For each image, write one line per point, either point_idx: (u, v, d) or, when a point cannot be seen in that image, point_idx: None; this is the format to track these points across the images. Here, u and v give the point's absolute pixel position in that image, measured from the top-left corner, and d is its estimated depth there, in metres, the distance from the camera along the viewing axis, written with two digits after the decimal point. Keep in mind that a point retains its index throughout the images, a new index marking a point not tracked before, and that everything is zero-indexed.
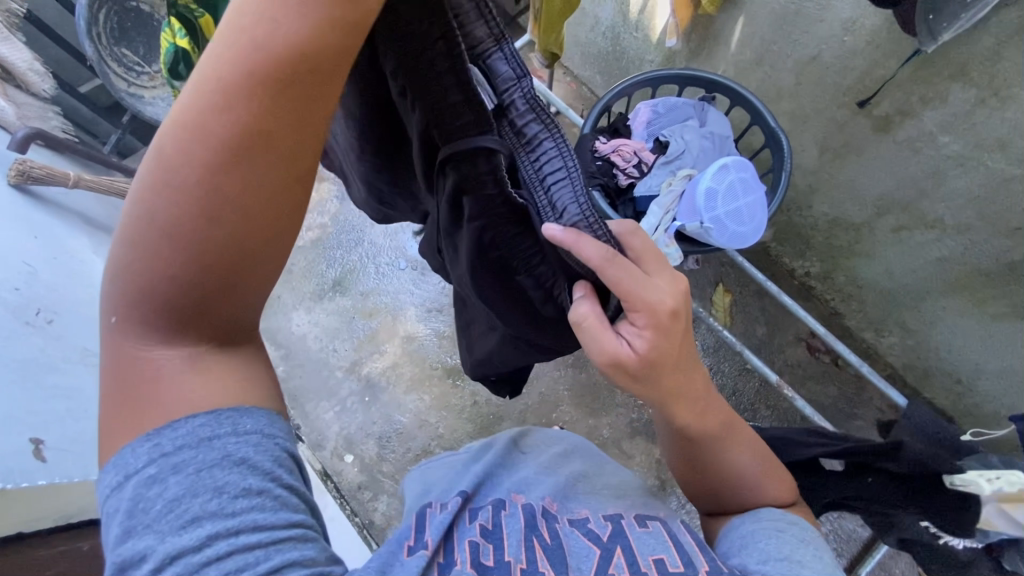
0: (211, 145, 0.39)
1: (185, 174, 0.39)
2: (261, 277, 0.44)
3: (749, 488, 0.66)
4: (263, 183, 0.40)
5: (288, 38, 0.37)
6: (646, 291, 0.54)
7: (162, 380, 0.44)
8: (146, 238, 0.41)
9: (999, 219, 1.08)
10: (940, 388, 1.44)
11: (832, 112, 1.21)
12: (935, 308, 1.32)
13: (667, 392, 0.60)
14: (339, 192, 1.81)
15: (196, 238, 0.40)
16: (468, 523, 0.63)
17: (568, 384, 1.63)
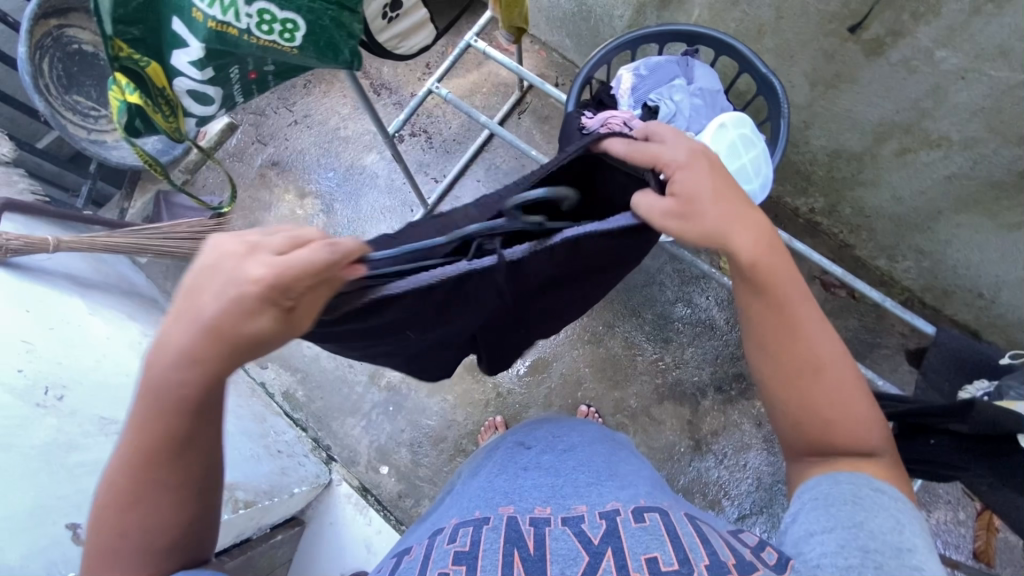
0: (138, 452, 0.50)
1: (129, 477, 0.50)
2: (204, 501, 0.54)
3: (843, 388, 0.62)
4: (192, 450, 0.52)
5: (154, 377, 0.49)
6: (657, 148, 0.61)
7: None
8: (112, 528, 0.51)
9: (1008, 128, 1.04)
10: (961, 305, 1.41)
11: (819, 42, 1.16)
12: (948, 227, 1.29)
13: (725, 219, 0.60)
14: (324, 206, 1.77)
15: (162, 488, 0.51)
16: (445, 547, 0.63)
17: (587, 360, 1.62)
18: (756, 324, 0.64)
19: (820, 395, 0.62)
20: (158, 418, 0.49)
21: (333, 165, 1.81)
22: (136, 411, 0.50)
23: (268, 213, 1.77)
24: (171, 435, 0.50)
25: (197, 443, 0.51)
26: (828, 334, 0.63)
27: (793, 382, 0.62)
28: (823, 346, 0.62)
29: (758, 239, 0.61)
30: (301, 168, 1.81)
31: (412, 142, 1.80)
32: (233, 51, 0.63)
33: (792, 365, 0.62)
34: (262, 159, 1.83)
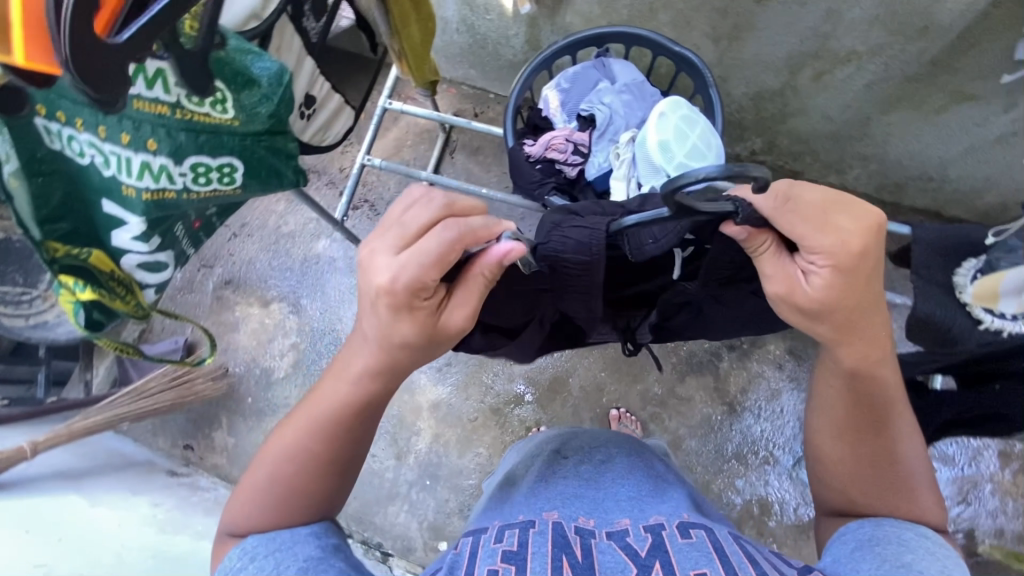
0: (344, 401, 0.69)
1: (326, 414, 0.69)
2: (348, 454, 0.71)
3: (895, 478, 0.69)
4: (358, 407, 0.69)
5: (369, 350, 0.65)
6: (823, 233, 0.56)
7: (284, 504, 0.69)
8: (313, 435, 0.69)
9: (906, 25, 1.09)
10: (917, 192, 1.52)
11: (710, 3, 1.20)
12: (881, 128, 1.35)
13: (841, 330, 0.62)
14: (291, 306, 1.73)
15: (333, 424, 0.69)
16: (492, 545, 0.64)
17: (601, 365, 1.61)
18: (831, 401, 0.71)
19: (875, 481, 0.70)
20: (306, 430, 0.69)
21: (286, 264, 1.76)
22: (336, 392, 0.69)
23: (237, 332, 1.73)
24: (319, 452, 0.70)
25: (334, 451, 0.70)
26: (905, 425, 0.70)
27: (852, 463, 0.71)
28: (900, 438, 0.70)
29: (873, 352, 0.65)
30: (255, 279, 1.76)
31: (358, 216, 1.77)
32: (166, 217, 0.79)
33: (865, 449, 0.70)
34: (214, 282, 1.78)
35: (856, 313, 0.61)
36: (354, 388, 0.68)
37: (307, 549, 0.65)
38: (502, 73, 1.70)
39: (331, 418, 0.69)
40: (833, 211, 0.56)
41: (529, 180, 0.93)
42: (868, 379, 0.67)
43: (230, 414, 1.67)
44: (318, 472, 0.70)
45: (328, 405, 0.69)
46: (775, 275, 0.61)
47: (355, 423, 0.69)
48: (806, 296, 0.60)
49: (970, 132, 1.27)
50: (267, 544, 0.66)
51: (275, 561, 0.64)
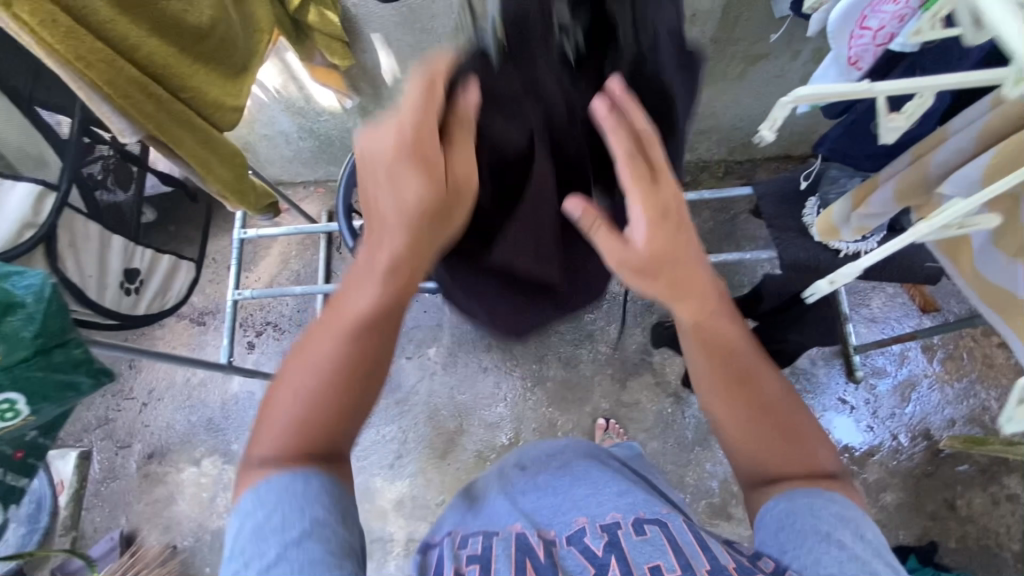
0: (356, 322, 0.59)
1: (330, 347, 0.59)
2: (366, 403, 0.61)
3: (787, 430, 0.64)
4: (381, 330, 0.60)
5: (388, 252, 0.58)
6: (638, 171, 0.58)
7: (268, 467, 0.56)
8: (321, 371, 0.58)
9: (678, 19, 1.18)
10: (761, 145, 1.64)
11: None
12: (704, 103, 1.46)
13: (672, 287, 0.62)
14: (223, 456, 1.65)
15: (335, 362, 0.58)
16: (456, 551, 0.64)
17: (546, 401, 1.62)
18: (697, 368, 0.67)
19: (766, 439, 0.64)
20: (320, 360, 0.59)
21: (207, 415, 1.68)
22: (350, 306, 0.60)
23: (175, 504, 1.62)
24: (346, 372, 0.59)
25: (348, 392, 0.59)
26: (776, 381, 0.67)
27: (745, 423, 0.64)
28: (773, 388, 0.66)
29: (704, 305, 0.64)
30: (179, 441, 1.67)
31: (266, 341, 1.73)
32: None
33: (749, 405, 0.64)
34: (135, 460, 1.67)
35: (680, 266, 0.62)
36: (371, 295, 0.59)
37: (296, 488, 0.55)
38: None
39: (341, 350, 0.59)
40: (646, 145, 0.58)
41: None
42: (715, 334, 0.65)
43: None
44: (331, 404, 0.58)
45: (339, 335, 0.59)
46: (602, 243, 0.61)
47: (372, 341, 0.60)
48: (636, 255, 0.60)
49: (775, 85, 1.39)
50: (267, 503, 0.54)
51: (282, 513, 0.53)
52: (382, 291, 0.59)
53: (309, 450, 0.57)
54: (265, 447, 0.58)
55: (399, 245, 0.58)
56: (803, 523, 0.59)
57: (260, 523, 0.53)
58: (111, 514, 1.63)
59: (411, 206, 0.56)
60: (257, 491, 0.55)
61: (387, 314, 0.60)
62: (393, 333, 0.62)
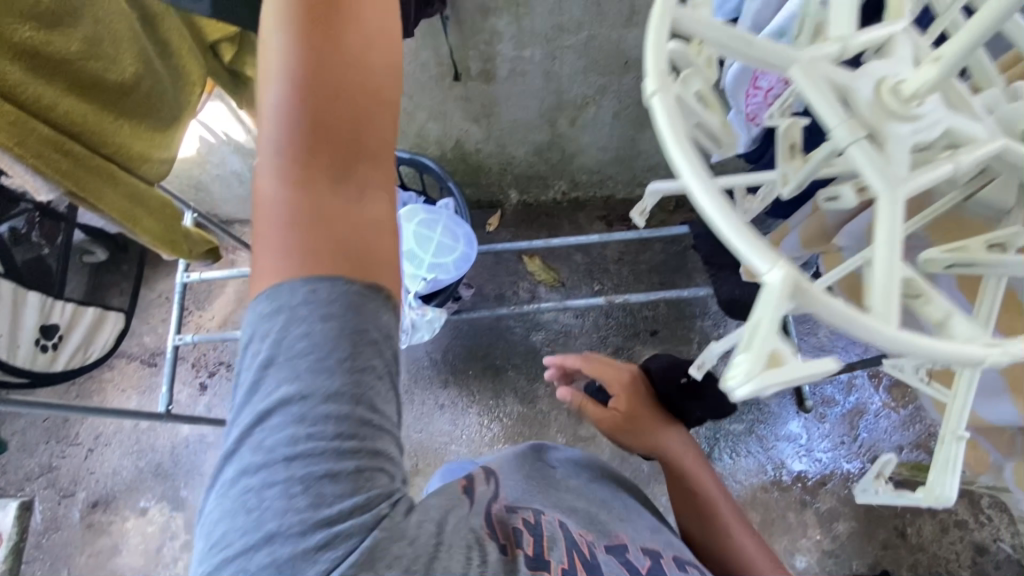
0: (308, 41, 0.46)
1: (306, 66, 0.46)
2: (369, 135, 0.48)
3: (731, 537, 0.90)
4: (359, 48, 0.47)
5: None
6: (608, 369, 1.04)
7: (273, 227, 0.45)
8: (291, 109, 0.46)
9: (611, 66, 1.23)
10: None
11: (452, 94, 1.30)
12: (647, 142, 1.51)
13: (645, 436, 1.00)
14: (172, 501, 1.60)
15: (299, 92, 0.46)
16: (511, 512, 0.61)
17: (503, 437, 1.61)
18: (670, 484, 1.00)
19: (720, 542, 0.90)
20: (278, 109, 0.46)
21: (155, 460, 1.64)
22: (287, 34, 0.47)
23: (120, 555, 1.56)
24: (318, 104, 0.46)
25: (336, 134, 0.47)
26: (726, 504, 0.94)
27: (698, 521, 0.93)
28: (724, 510, 0.93)
29: (673, 450, 1.00)
30: (126, 487, 1.62)
31: (218, 381, 1.70)
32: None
33: (703, 517, 0.93)
34: (79, 510, 1.61)
35: (645, 422, 1.00)
36: (314, 20, 0.47)
37: (305, 274, 0.44)
38: None
39: (310, 68, 0.46)
40: (605, 364, 1.05)
41: None
42: (682, 472, 0.98)
43: None
44: (318, 150, 0.46)
45: (295, 52, 0.46)
46: (597, 416, 1.01)
47: (340, 71, 0.47)
48: (615, 417, 1.00)
49: None
50: (281, 293, 0.44)
51: (296, 307, 0.43)
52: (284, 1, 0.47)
53: (312, 187, 0.46)
54: (270, 234, 0.45)
55: None
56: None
57: (275, 335, 0.43)
58: (51, 568, 1.56)
59: None
60: (274, 293, 0.44)
61: (343, 19, 0.47)
62: (372, 63, 0.48)
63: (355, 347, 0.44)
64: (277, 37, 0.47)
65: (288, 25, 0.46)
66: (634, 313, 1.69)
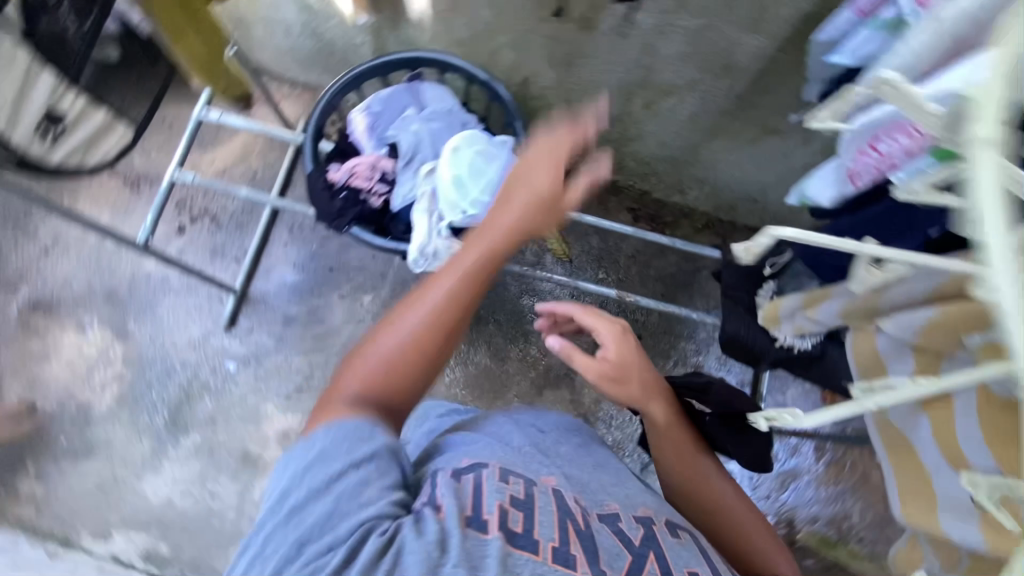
0: (463, 275, 0.74)
1: (459, 304, 0.73)
2: (459, 329, 0.75)
3: (734, 529, 0.87)
4: (475, 269, 0.75)
5: (508, 223, 0.77)
6: (591, 316, 0.86)
7: (358, 380, 0.71)
8: (437, 313, 0.73)
9: (712, 65, 1.16)
10: (746, 212, 1.66)
11: (541, 29, 1.21)
12: (709, 153, 1.46)
13: (642, 398, 0.86)
14: (116, 331, 1.54)
15: (437, 311, 0.73)
16: (497, 483, 0.66)
17: (462, 383, 1.63)
18: (667, 464, 0.91)
19: (723, 530, 0.87)
20: (434, 304, 0.73)
21: (110, 284, 1.56)
22: (469, 256, 0.75)
23: (48, 364, 1.51)
24: (447, 316, 0.73)
25: (453, 316, 0.73)
26: (723, 481, 0.90)
27: (704, 512, 0.88)
28: (721, 485, 0.90)
29: (669, 419, 0.89)
30: (72, 300, 1.55)
31: (198, 229, 1.63)
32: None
33: (707, 506, 0.88)
34: (18, 306, 1.54)
35: (643, 378, 0.86)
36: (478, 255, 0.76)
37: (348, 430, 0.64)
38: None
39: (446, 293, 0.73)
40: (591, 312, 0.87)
41: (325, 208, 0.86)
42: (678, 447, 0.90)
43: (39, 459, 1.46)
44: (435, 332, 0.72)
45: (458, 280, 0.74)
46: (585, 367, 0.83)
47: (476, 301, 0.75)
48: (607, 368, 0.83)
49: (779, 162, 1.39)
50: (332, 441, 0.64)
51: (337, 449, 0.63)
52: (515, 218, 0.77)
53: (394, 365, 0.71)
54: (369, 369, 0.71)
55: (513, 221, 0.77)
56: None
57: (312, 462, 0.63)
58: None
59: (530, 213, 0.77)
60: (331, 428, 0.65)
61: (493, 259, 0.75)
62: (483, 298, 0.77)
63: (355, 449, 0.63)
64: (444, 281, 0.74)
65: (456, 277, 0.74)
66: (626, 313, 1.69)
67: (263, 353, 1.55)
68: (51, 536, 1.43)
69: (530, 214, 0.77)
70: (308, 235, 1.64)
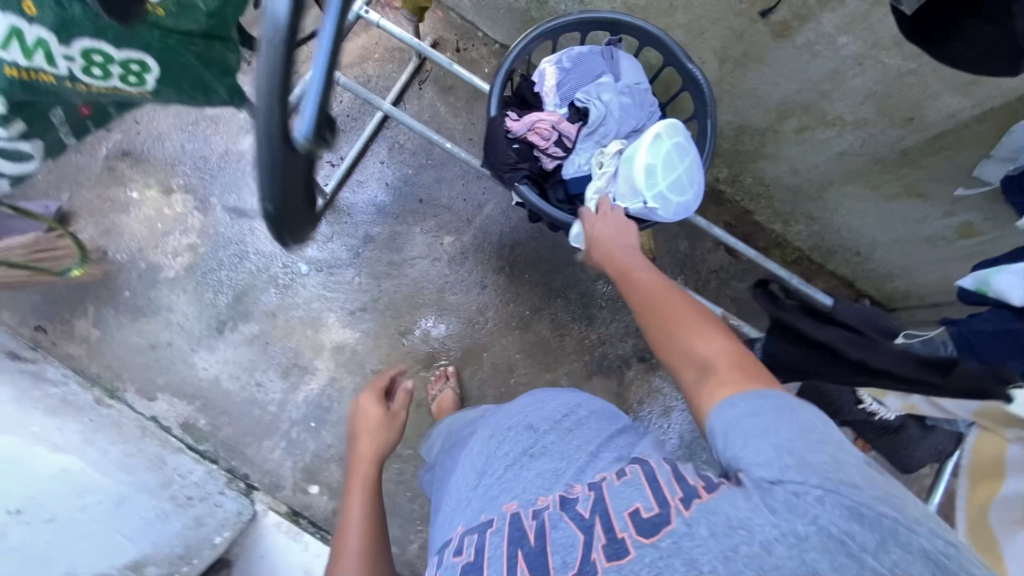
0: (365, 480, 1.01)
1: (362, 500, 0.96)
2: (376, 533, 0.93)
3: (707, 372, 0.63)
4: (369, 489, 0.99)
5: (372, 449, 1.08)
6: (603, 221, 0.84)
7: None
8: (358, 539, 0.90)
9: (894, 112, 1.10)
10: (842, 260, 1.62)
11: (729, 21, 1.14)
12: (836, 195, 1.41)
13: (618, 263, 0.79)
14: (198, 201, 1.52)
15: (363, 518, 0.93)
16: (451, 560, 0.61)
17: (518, 347, 1.60)
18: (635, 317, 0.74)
19: (678, 327, 0.68)
20: (361, 510, 0.94)
21: (202, 153, 1.53)
22: (359, 479, 1.01)
23: (126, 215, 1.50)
24: (368, 531, 0.91)
25: (374, 535, 0.92)
26: (703, 333, 0.66)
27: (658, 322, 0.70)
28: (700, 333, 0.66)
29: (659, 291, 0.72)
30: (162, 158, 1.52)
31: None
32: (36, 102, 0.76)
33: (663, 338, 0.69)
34: (108, 149, 1.51)
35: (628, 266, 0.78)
36: (364, 474, 1.02)
37: None
38: (497, 13, 1.52)
39: (358, 509, 0.95)
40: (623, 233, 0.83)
41: (502, 156, 0.91)
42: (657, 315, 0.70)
43: (100, 304, 1.47)
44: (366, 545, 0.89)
45: (360, 498, 0.97)
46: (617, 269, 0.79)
47: (372, 498, 0.98)
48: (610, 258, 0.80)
49: (907, 224, 1.35)
50: None
51: None
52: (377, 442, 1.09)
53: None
54: None
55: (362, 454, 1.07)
56: (746, 430, 0.55)
57: None
58: (56, 184, 1.49)
59: (370, 442, 1.09)
60: None
61: (371, 471, 1.03)
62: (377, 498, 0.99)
63: None
64: (354, 499, 0.97)
65: (368, 475, 1.02)
66: None
67: (337, 264, 1.53)
68: (96, 381, 1.45)
69: (376, 439, 1.10)
70: (406, 159, 1.59)
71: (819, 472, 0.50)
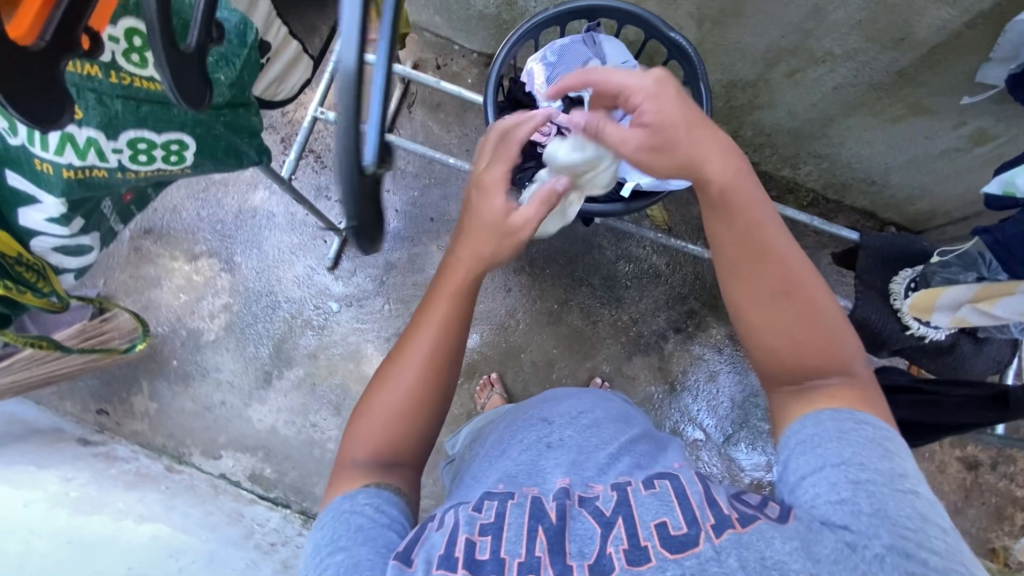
0: (458, 296, 0.71)
1: (433, 320, 0.70)
2: (443, 380, 0.71)
3: (826, 359, 0.65)
4: (453, 319, 0.71)
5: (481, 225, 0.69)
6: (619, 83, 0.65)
7: (369, 466, 0.68)
8: (418, 382, 0.70)
9: (882, 36, 1.09)
10: (859, 193, 1.60)
11: None
12: (840, 129, 1.40)
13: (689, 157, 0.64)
14: (223, 262, 1.57)
15: (429, 352, 0.70)
16: (470, 514, 0.62)
17: (554, 342, 1.62)
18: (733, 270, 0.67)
19: (789, 310, 0.65)
20: (428, 336, 0.70)
21: (218, 216, 1.59)
22: (444, 287, 0.71)
23: (159, 288, 1.56)
24: (431, 367, 0.70)
25: (436, 386, 0.71)
26: (817, 323, 0.65)
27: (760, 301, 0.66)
28: (823, 320, 0.66)
29: (761, 239, 0.65)
30: (182, 228, 1.58)
31: (303, 166, 1.62)
32: (89, 198, 0.84)
33: (782, 309, 0.65)
34: (130, 230, 1.57)
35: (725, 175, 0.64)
36: (455, 278, 0.70)
37: (362, 518, 0.62)
38: (469, 23, 1.55)
39: (428, 333, 0.70)
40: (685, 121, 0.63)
41: None
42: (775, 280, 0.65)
43: (151, 378, 1.53)
44: (425, 385, 0.70)
45: (440, 311, 0.70)
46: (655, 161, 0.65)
47: (449, 327, 0.70)
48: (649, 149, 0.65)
49: (917, 144, 1.34)
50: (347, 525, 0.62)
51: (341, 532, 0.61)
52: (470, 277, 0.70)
53: (406, 447, 0.69)
54: (374, 433, 0.69)
55: (454, 282, 0.70)
56: (826, 453, 0.59)
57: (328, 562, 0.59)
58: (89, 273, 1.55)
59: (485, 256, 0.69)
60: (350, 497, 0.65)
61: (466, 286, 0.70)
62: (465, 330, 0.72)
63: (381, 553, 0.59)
64: (432, 314, 0.70)
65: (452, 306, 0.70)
66: None
67: (365, 296, 1.57)
68: (163, 451, 1.51)
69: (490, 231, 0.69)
70: (410, 182, 1.63)
71: (893, 528, 0.53)
